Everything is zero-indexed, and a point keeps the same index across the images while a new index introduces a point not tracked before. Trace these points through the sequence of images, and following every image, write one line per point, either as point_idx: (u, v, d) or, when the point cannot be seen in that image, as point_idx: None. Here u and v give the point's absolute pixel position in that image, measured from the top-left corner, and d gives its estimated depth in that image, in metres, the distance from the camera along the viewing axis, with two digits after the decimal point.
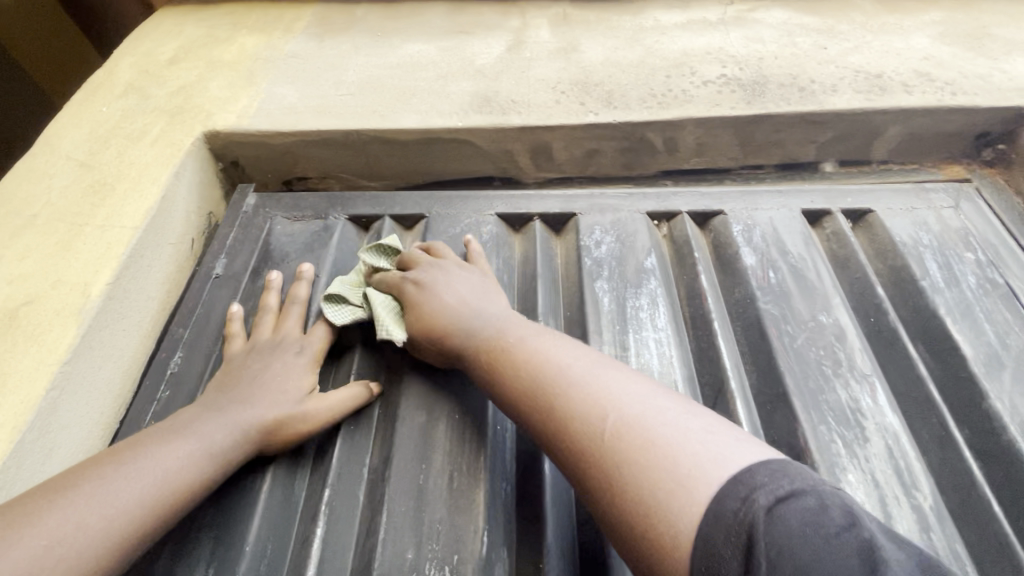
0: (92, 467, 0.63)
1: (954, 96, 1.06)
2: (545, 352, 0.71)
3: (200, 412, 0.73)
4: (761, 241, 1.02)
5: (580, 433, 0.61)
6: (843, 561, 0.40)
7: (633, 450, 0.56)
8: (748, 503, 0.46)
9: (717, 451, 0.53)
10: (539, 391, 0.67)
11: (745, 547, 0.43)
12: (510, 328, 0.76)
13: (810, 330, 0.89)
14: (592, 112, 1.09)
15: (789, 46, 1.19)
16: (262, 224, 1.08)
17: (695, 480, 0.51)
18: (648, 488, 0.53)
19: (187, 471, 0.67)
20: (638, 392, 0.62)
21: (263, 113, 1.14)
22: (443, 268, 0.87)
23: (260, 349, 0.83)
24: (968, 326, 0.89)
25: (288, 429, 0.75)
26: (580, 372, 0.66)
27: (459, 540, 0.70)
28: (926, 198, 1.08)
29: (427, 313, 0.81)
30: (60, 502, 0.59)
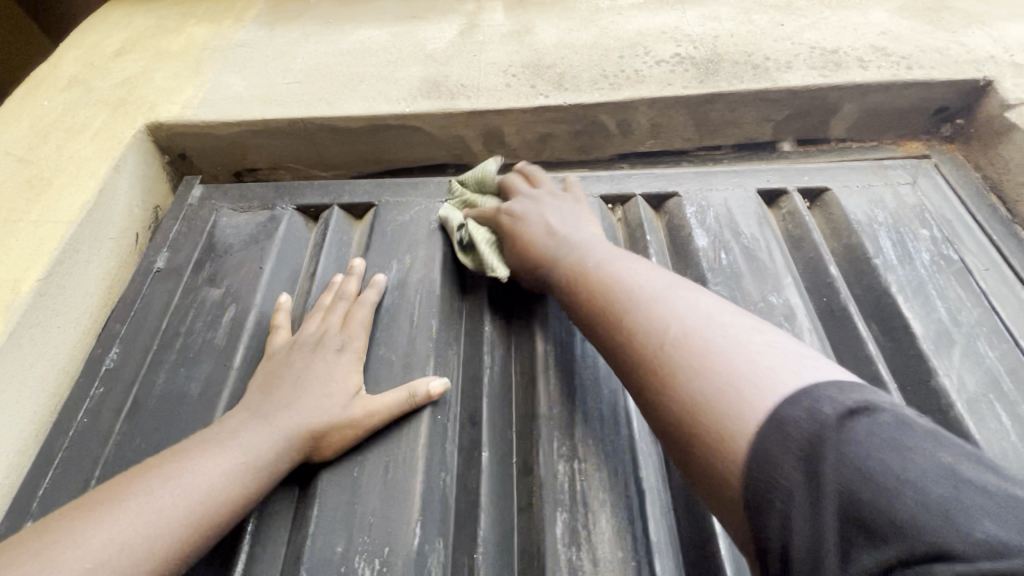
0: (142, 478, 0.64)
1: (910, 70, 1.04)
2: (618, 274, 0.73)
3: (247, 419, 0.72)
4: (713, 222, 1.00)
5: (642, 337, 0.63)
6: (924, 472, 0.37)
7: (691, 357, 0.57)
8: (825, 405, 0.44)
9: (782, 363, 0.52)
10: (611, 304, 0.70)
11: (807, 454, 0.42)
12: (589, 253, 0.78)
13: (759, 310, 0.88)
14: (543, 94, 1.07)
15: (745, 24, 1.17)
16: (208, 217, 1.06)
17: (759, 387, 0.50)
18: (712, 391, 0.53)
19: (231, 485, 0.66)
20: (701, 311, 0.62)
21: (207, 103, 1.11)
22: (529, 202, 0.92)
23: (303, 346, 0.80)
24: (920, 303, 0.88)
25: (330, 439, 0.73)
26: (653, 288, 0.68)
27: (391, 531, 0.69)
28: (884, 175, 1.06)
29: (519, 239, 0.87)
30: (102, 521, 0.59)
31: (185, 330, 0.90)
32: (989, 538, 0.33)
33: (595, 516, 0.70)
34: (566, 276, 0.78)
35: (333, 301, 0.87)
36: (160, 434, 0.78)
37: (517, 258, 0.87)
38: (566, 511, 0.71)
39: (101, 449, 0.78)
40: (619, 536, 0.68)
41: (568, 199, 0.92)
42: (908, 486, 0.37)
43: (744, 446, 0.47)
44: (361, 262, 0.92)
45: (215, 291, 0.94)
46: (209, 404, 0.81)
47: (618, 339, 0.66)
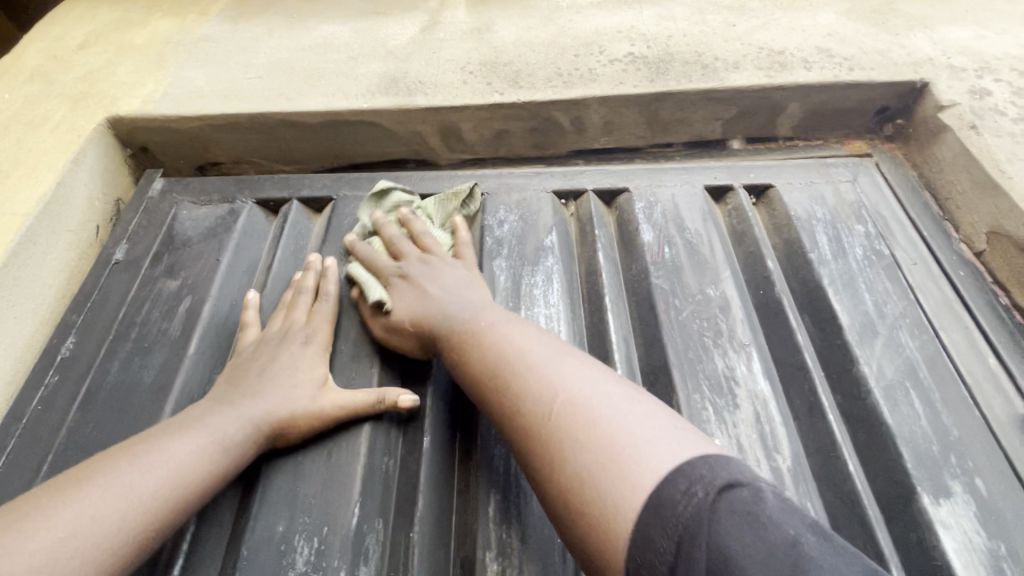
0: (111, 458, 0.66)
1: (851, 72, 1.08)
2: (509, 336, 0.75)
3: (215, 405, 0.75)
4: (660, 218, 1.04)
5: (531, 406, 0.67)
6: (771, 543, 0.44)
7: (578, 424, 0.62)
8: (710, 479, 0.51)
9: (655, 435, 0.59)
10: (499, 376, 0.72)
11: (681, 536, 0.48)
12: (481, 312, 0.80)
13: (696, 302, 0.91)
14: (498, 92, 1.10)
15: (698, 24, 1.20)
16: (168, 210, 1.08)
17: (638, 460, 0.56)
18: (598, 463, 0.58)
19: (200, 464, 0.68)
20: (589, 380, 0.67)
21: (168, 97, 1.13)
22: (422, 266, 0.89)
23: (269, 341, 0.84)
24: (849, 296, 0.92)
25: (293, 425, 0.76)
26: (538, 359, 0.71)
27: (330, 511, 0.72)
28: (826, 173, 1.10)
29: (408, 298, 0.85)
30: (75, 496, 0.61)
31: (141, 320, 0.92)
32: None
33: (527, 495, 0.74)
34: (452, 339, 0.79)
35: (295, 296, 0.90)
36: (112, 421, 0.81)
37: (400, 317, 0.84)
38: (499, 491, 0.75)
39: (53, 437, 0.80)
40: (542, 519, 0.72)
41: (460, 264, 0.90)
42: (760, 557, 0.43)
43: (629, 523, 0.52)
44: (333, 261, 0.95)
45: (172, 283, 0.97)
46: (162, 392, 0.83)
47: (505, 407, 0.69)
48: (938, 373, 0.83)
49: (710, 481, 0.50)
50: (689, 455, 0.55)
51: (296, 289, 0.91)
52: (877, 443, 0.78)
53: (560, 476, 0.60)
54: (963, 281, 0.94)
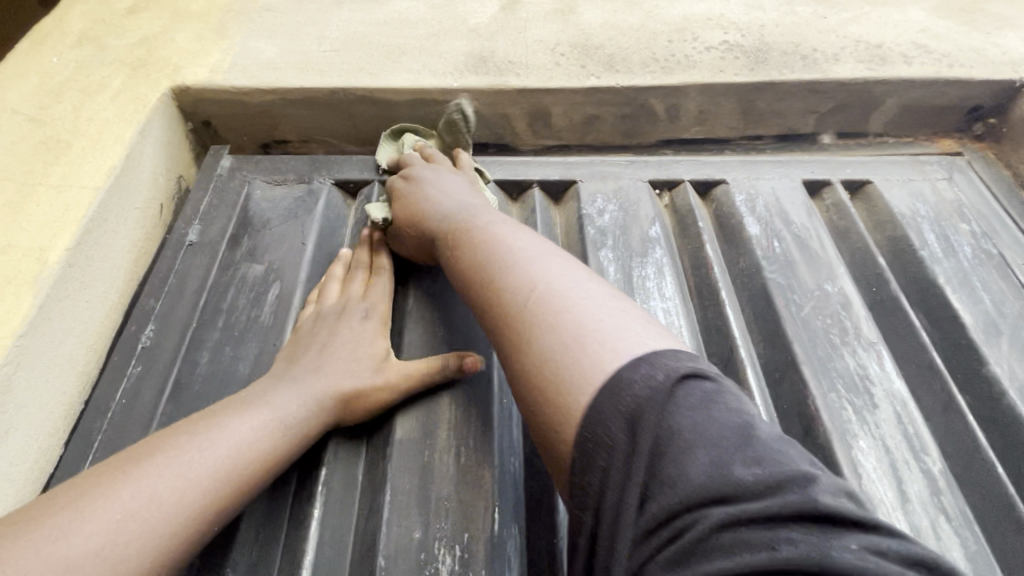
0: (167, 437, 0.60)
1: (951, 69, 1.06)
2: (500, 237, 0.69)
3: (274, 383, 0.68)
4: (763, 210, 1.01)
5: (508, 299, 0.60)
6: (721, 434, 0.41)
7: (552, 314, 0.56)
8: (666, 372, 0.45)
9: (624, 327, 0.52)
10: (482, 269, 0.66)
11: (630, 426, 0.43)
12: (478, 215, 0.75)
13: (816, 298, 0.88)
14: (594, 75, 1.05)
15: (789, 15, 1.17)
16: (240, 189, 1.00)
17: (600, 345, 0.50)
18: (562, 348, 0.52)
19: (261, 443, 0.62)
20: (568, 277, 0.60)
21: (238, 67, 1.05)
22: (429, 172, 0.88)
23: (328, 315, 0.78)
24: (967, 295, 0.90)
25: (360, 398, 0.70)
26: (528, 254, 0.64)
27: (468, 516, 0.66)
28: (921, 171, 1.09)
29: (413, 202, 0.84)
30: (134, 475, 0.55)
31: (227, 306, 0.84)
32: (766, 483, 0.37)
33: None
34: (447, 239, 0.75)
35: (349, 272, 0.85)
36: None
37: (406, 221, 0.83)
38: None
39: (144, 434, 0.71)
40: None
41: (462, 175, 0.89)
42: (700, 445, 0.40)
43: (584, 406, 0.47)
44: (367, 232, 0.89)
45: (256, 267, 0.89)
46: None
47: (483, 297, 0.64)
48: None
49: (671, 372, 0.45)
50: (661, 351, 0.48)
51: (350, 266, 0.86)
52: (1019, 445, 0.76)
53: (522, 362, 0.55)
54: None
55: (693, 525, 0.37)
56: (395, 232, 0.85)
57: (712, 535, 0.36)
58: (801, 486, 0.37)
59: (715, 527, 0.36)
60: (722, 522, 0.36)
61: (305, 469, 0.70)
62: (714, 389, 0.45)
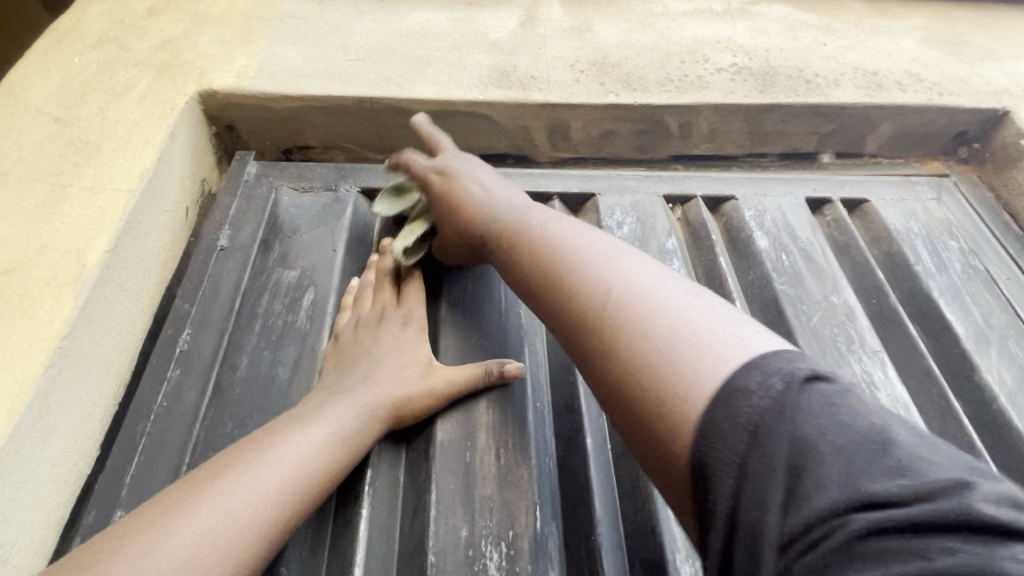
0: (235, 452, 0.62)
1: (940, 97, 1.15)
2: (561, 236, 0.71)
3: (328, 395, 0.71)
4: (771, 225, 1.07)
5: (586, 298, 0.61)
6: (849, 436, 0.39)
7: (636, 314, 0.56)
8: (791, 372, 0.44)
9: (724, 323, 0.53)
10: (552, 269, 0.67)
11: (751, 434, 0.41)
12: (536, 212, 0.77)
13: (824, 309, 0.94)
14: (612, 92, 1.10)
15: (792, 41, 1.24)
16: (267, 194, 1.01)
17: (700, 348, 0.50)
18: (654, 350, 0.52)
19: (322, 456, 0.64)
20: (644, 274, 0.61)
21: (265, 74, 1.06)
22: (462, 162, 0.90)
23: (367, 323, 0.80)
24: (958, 307, 0.97)
25: (407, 407, 0.73)
26: (597, 253, 0.65)
27: (512, 514, 0.69)
28: (912, 191, 1.16)
29: (457, 198, 0.85)
30: (208, 490, 0.58)
31: (262, 311, 0.86)
32: (914, 488, 0.35)
33: None
34: (511, 238, 0.75)
35: (379, 278, 0.87)
36: (251, 419, 0.75)
37: (456, 220, 0.84)
38: None
39: (185, 436, 0.73)
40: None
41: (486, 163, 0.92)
42: (830, 450, 0.38)
43: (696, 406, 0.46)
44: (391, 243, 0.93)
45: (289, 272, 0.91)
46: (303, 388, 0.78)
47: (552, 298, 0.65)
48: None
49: (790, 373, 0.44)
50: (762, 351, 0.47)
51: (379, 272, 0.88)
52: (1009, 447, 0.83)
53: (612, 364, 0.55)
54: None
55: (835, 531, 0.35)
56: (443, 240, 0.88)
57: (858, 542, 0.34)
58: (957, 491, 0.35)
59: (859, 533, 0.34)
60: (865, 528, 0.34)
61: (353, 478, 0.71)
62: (835, 391, 0.43)
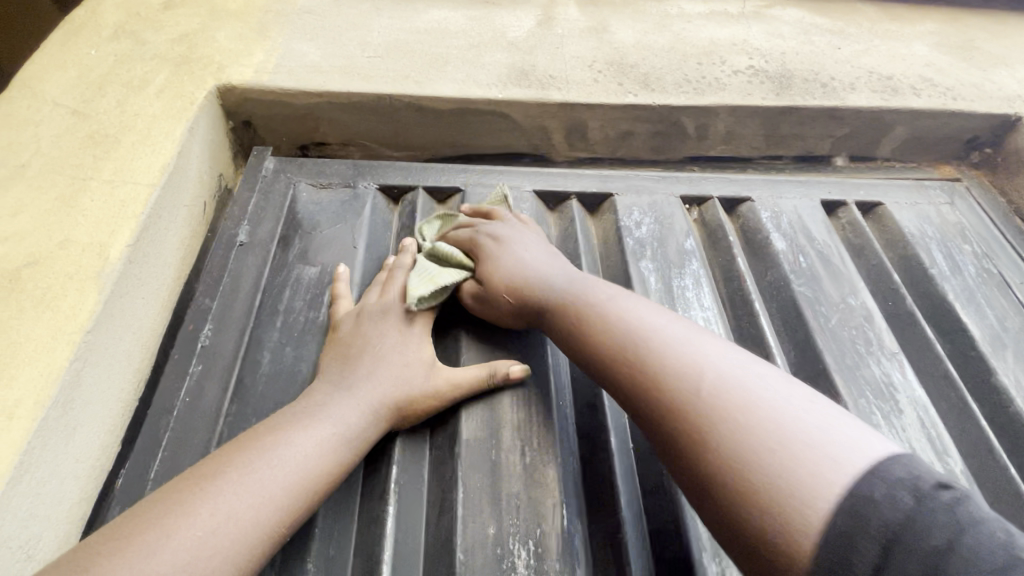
0: (238, 451, 0.61)
1: (954, 101, 1.15)
2: (637, 311, 0.70)
3: (332, 394, 0.70)
4: (788, 227, 1.07)
5: (674, 389, 0.59)
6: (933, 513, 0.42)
7: (733, 413, 0.55)
8: (879, 466, 0.48)
9: (827, 424, 0.53)
10: (625, 346, 0.66)
11: (840, 510, 0.46)
12: (606, 283, 0.76)
13: (841, 311, 0.95)
14: (631, 93, 1.10)
15: (807, 44, 1.25)
16: (285, 190, 1.01)
17: (818, 460, 0.50)
18: (763, 448, 0.52)
19: (326, 457, 0.64)
20: (731, 361, 0.61)
21: (284, 69, 1.05)
22: (510, 230, 0.89)
23: (374, 317, 0.79)
24: (973, 310, 0.98)
25: (413, 408, 0.73)
26: (676, 335, 0.65)
27: (538, 512, 0.69)
28: (925, 194, 1.17)
29: (509, 267, 0.82)
30: (210, 492, 0.56)
31: (283, 308, 0.86)
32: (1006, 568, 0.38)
33: None
34: (575, 304, 0.74)
35: (391, 273, 0.86)
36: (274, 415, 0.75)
37: (507, 287, 0.80)
38: None
39: (209, 431, 0.73)
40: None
41: (536, 232, 0.91)
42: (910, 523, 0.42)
43: (819, 521, 0.46)
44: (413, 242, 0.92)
45: (310, 269, 0.90)
46: None
47: (628, 374, 0.64)
48: None
49: (915, 484, 0.44)
50: (880, 456, 0.49)
51: (392, 268, 0.88)
52: None
53: (711, 454, 0.54)
54: None
55: None
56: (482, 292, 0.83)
57: None
58: None
59: None
60: None
61: (374, 465, 0.73)
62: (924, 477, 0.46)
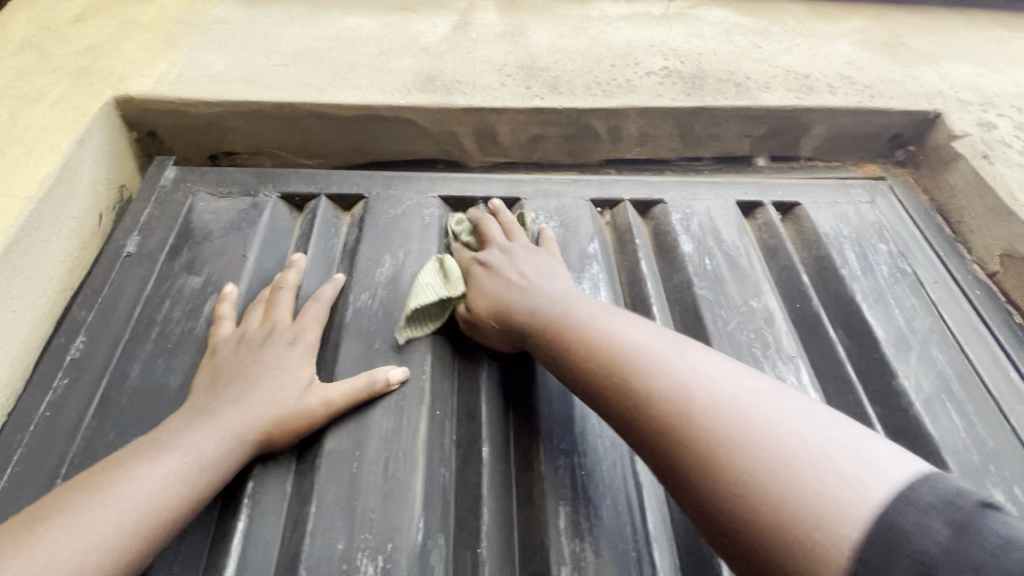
0: (68, 494, 0.60)
1: (872, 99, 1.13)
2: (617, 327, 0.70)
3: (189, 422, 0.68)
4: (698, 229, 1.05)
5: (664, 403, 0.60)
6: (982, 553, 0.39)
7: (729, 423, 0.55)
8: (956, 499, 0.44)
9: (831, 430, 0.53)
10: (668, 393, 0.60)
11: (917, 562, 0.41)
12: (584, 302, 0.76)
13: (742, 314, 0.93)
14: (538, 96, 1.09)
15: (726, 44, 1.24)
16: (182, 200, 1.00)
17: (812, 465, 0.50)
18: (767, 465, 0.51)
19: (173, 488, 0.62)
20: (727, 375, 0.60)
21: (184, 79, 1.05)
22: (503, 253, 0.88)
23: (248, 342, 0.77)
24: (880, 311, 0.96)
25: (283, 427, 0.71)
26: (659, 351, 0.65)
27: (393, 526, 0.67)
28: (846, 194, 1.15)
29: (495, 290, 0.82)
30: (27, 542, 0.55)
31: (160, 319, 0.84)
32: None
33: (597, 508, 0.71)
34: (558, 322, 0.74)
35: (274, 293, 0.85)
36: (134, 429, 0.73)
37: (490, 311, 0.80)
38: (568, 504, 0.71)
39: (66, 445, 0.72)
40: (613, 464, 0.74)
41: (541, 251, 0.90)
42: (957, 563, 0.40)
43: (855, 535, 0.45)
44: (301, 258, 0.91)
45: (193, 279, 0.89)
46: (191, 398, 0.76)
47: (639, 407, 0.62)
48: (970, 388, 0.87)
49: (957, 499, 0.43)
50: (907, 475, 0.47)
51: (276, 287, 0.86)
52: (922, 454, 0.81)
53: (715, 470, 0.53)
54: (980, 300, 0.99)
55: None
56: (472, 316, 0.83)
57: None
58: None
59: None
60: None
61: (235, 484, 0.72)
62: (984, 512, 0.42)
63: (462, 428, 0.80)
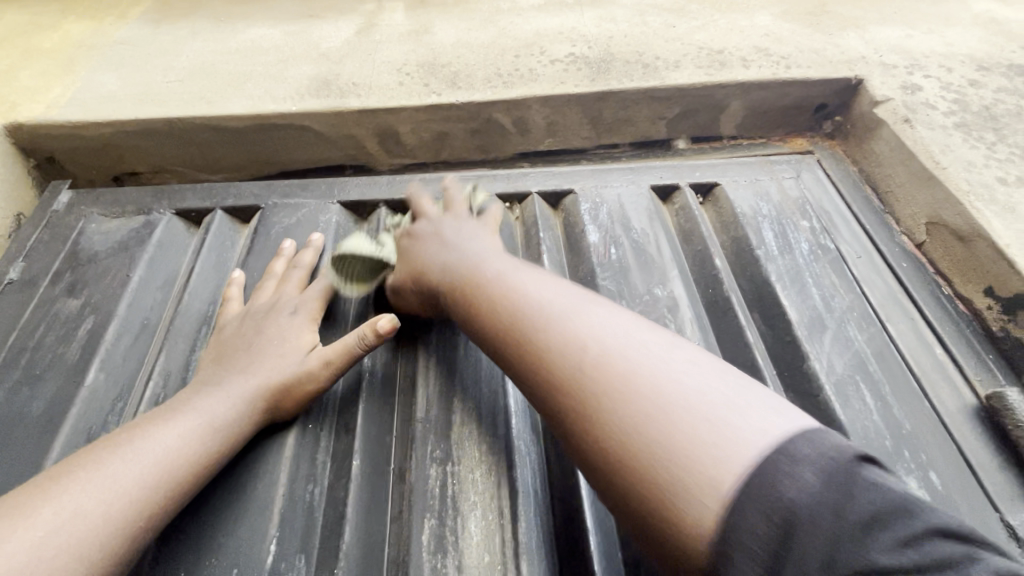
0: (90, 452, 0.61)
1: (788, 70, 1.08)
2: (524, 284, 0.68)
3: (201, 390, 0.70)
4: (606, 218, 1.00)
5: (560, 365, 0.58)
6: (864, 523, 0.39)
7: (616, 379, 0.54)
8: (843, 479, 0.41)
9: (708, 384, 0.51)
10: (566, 350, 0.58)
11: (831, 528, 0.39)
12: (487, 265, 0.73)
13: (644, 304, 0.88)
14: (435, 93, 1.05)
15: (639, 25, 1.19)
16: (74, 223, 0.99)
17: (712, 428, 0.47)
18: (651, 429, 0.49)
19: (189, 447, 0.63)
20: (619, 327, 0.59)
21: (75, 102, 1.04)
22: (432, 226, 0.85)
23: (255, 315, 0.80)
24: (796, 291, 0.90)
25: (288, 392, 0.72)
26: (564, 305, 0.63)
27: (241, 551, 0.65)
28: (770, 170, 1.08)
29: (416, 258, 0.81)
30: (52, 493, 0.56)
31: (33, 345, 0.83)
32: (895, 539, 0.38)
33: (465, 520, 0.67)
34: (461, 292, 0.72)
35: (289, 270, 0.87)
36: None
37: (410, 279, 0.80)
38: (434, 517, 0.67)
39: None
40: (488, 470, 0.71)
41: (472, 220, 0.85)
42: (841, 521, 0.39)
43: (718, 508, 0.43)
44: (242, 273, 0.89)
45: (73, 302, 0.88)
46: (49, 425, 0.74)
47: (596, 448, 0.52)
48: (888, 366, 0.81)
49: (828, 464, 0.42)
50: (780, 432, 0.46)
51: (291, 265, 0.88)
52: None
53: (599, 429, 0.52)
54: (906, 273, 0.92)
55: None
56: (394, 285, 0.83)
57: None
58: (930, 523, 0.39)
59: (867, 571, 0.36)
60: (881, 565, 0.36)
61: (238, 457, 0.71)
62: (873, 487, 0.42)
63: (334, 432, 0.76)
